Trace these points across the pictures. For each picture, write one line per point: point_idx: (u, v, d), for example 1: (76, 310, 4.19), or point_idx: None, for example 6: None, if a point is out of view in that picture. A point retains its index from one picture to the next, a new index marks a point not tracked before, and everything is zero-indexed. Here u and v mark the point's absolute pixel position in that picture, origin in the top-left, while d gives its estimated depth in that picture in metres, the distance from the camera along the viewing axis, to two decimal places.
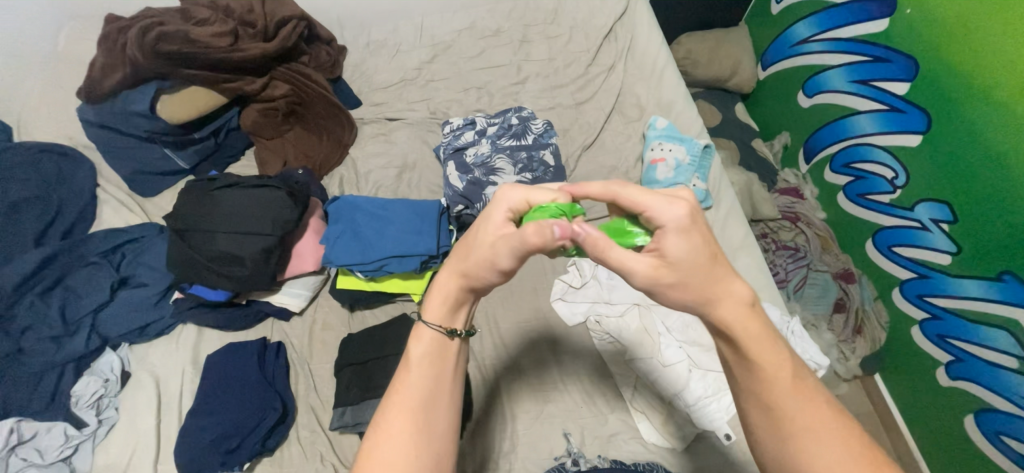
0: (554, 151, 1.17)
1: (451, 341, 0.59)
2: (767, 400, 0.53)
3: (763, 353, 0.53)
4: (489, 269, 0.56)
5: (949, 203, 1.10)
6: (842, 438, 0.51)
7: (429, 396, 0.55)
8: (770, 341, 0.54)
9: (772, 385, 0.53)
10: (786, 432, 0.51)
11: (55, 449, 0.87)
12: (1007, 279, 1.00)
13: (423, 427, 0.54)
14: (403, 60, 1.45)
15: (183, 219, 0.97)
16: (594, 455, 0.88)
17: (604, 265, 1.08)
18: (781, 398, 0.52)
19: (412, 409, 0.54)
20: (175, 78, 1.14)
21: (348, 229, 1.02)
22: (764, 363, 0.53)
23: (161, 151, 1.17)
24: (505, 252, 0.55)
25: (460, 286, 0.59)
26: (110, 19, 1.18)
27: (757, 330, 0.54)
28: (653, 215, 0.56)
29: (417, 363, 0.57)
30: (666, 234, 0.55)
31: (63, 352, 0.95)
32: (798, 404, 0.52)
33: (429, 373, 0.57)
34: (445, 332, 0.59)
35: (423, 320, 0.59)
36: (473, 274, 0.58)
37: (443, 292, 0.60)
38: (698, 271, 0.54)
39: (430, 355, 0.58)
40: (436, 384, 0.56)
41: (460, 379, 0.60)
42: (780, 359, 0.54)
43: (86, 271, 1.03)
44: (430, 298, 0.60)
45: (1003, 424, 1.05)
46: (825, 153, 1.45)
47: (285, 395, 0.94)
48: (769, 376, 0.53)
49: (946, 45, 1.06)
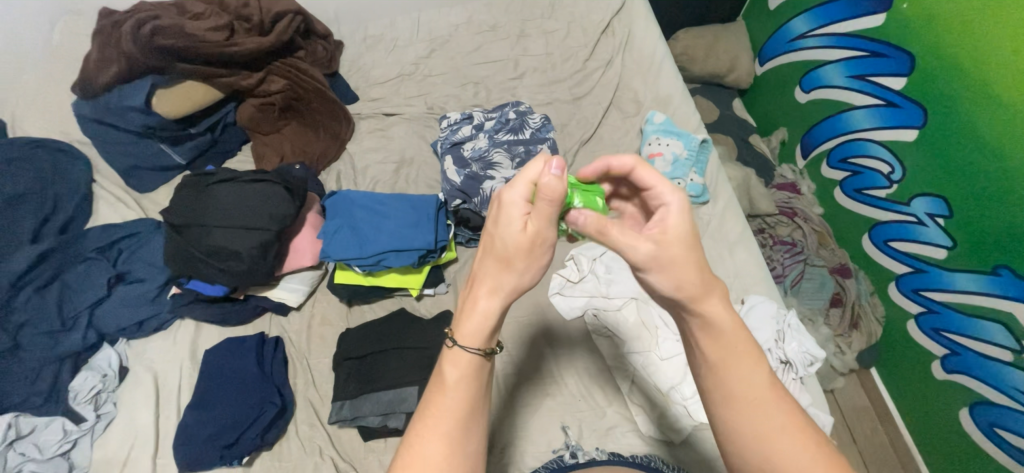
0: (552, 145, 1.17)
1: (487, 361, 0.58)
2: (740, 405, 0.53)
3: (735, 367, 0.54)
4: (538, 253, 0.57)
5: (944, 197, 1.11)
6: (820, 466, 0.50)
7: (465, 417, 0.56)
8: (742, 354, 0.55)
9: (741, 406, 0.53)
10: (759, 452, 0.52)
11: (53, 444, 0.87)
12: (1002, 273, 1.01)
13: (459, 451, 0.55)
14: (400, 55, 1.44)
15: (179, 214, 0.97)
16: (592, 448, 0.89)
17: (602, 259, 1.08)
18: (754, 420, 0.52)
19: (446, 437, 0.54)
20: (170, 72, 1.12)
21: (345, 223, 1.01)
22: (734, 377, 0.54)
23: (157, 147, 1.16)
24: (545, 226, 0.56)
25: (506, 302, 0.58)
26: (105, 14, 1.17)
27: (727, 338, 0.55)
28: (657, 190, 0.60)
29: (454, 385, 0.56)
30: (668, 203, 0.58)
31: (60, 348, 0.95)
32: (773, 424, 0.52)
33: (461, 398, 0.56)
34: (482, 353, 0.57)
35: (459, 345, 0.57)
36: (521, 280, 0.58)
37: (487, 314, 0.57)
38: (690, 298, 0.55)
39: (465, 377, 0.57)
40: (471, 406, 0.56)
41: (487, 395, 0.59)
42: (756, 375, 0.54)
43: (83, 266, 1.03)
44: (462, 324, 0.58)
45: (996, 415, 1.06)
46: (822, 148, 1.46)
47: (283, 390, 0.94)
48: (738, 392, 0.53)
49: (941, 40, 1.07)
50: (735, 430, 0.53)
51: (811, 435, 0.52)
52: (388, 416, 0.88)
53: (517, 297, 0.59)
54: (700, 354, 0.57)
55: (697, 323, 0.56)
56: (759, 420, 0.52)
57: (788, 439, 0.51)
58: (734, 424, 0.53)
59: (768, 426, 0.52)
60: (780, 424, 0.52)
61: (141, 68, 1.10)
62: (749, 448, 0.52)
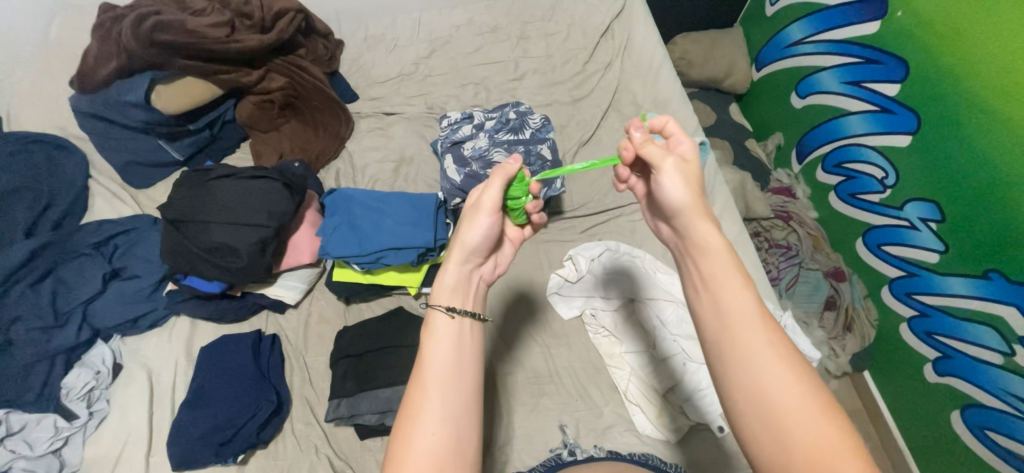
0: (553, 146, 1.16)
1: (452, 319, 0.61)
2: (728, 322, 0.52)
3: (726, 284, 0.54)
4: (478, 213, 0.66)
5: (936, 202, 1.13)
6: (807, 387, 0.47)
7: (451, 375, 0.57)
8: (734, 276, 0.55)
9: (732, 323, 0.52)
10: (741, 369, 0.50)
11: (45, 441, 0.86)
12: (993, 277, 1.02)
13: (449, 410, 0.54)
14: (400, 55, 1.45)
15: (176, 209, 0.96)
16: (591, 445, 0.89)
17: (600, 260, 1.08)
18: (740, 334, 0.51)
19: (427, 390, 0.55)
20: (170, 68, 1.12)
21: (345, 221, 1.01)
22: (725, 296, 0.54)
23: (155, 142, 1.15)
24: (486, 190, 0.67)
25: (461, 258, 0.66)
26: (105, 8, 1.16)
27: (716, 257, 0.56)
28: (677, 136, 0.65)
29: (433, 346, 0.59)
30: (684, 144, 0.64)
31: (53, 343, 0.94)
32: (756, 338, 0.50)
33: (444, 353, 0.59)
34: (447, 311, 0.61)
35: (432, 304, 0.62)
36: (467, 237, 0.66)
37: (449, 273, 0.65)
38: (687, 217, 0.60)
39: (443, 338, 0.60)
40: (455, 365, 0.58)
41: (472, 356, 0.60)
42: (742, 292, 0.54)
43: (77, 262, 1.02)
44: (437, 287, 0.64)
45: (988, 419, 1.07)
46: (816, 154, 1.48)
47: (280, 388, 0.94)
48: (729, 312, 0.53)
49: (934, 48, 1.09)
50: (723, 347, 0.52)
51: (794, 355, 0.50)
52: (385, 414, 0.88)
53: (466, 255, 0.66)
54: (694, 274, 0.58)
55: (692, 242, 0.59)
56: (745, 338, 0.51)
57: (772, 359, 0.49)
58: (720, 339, 0.52)
59: (753, 342, 0.50)
60: (767, 343, 0.50)
61: (141, 63, 1.09)
62: (728, 358, 0.51)
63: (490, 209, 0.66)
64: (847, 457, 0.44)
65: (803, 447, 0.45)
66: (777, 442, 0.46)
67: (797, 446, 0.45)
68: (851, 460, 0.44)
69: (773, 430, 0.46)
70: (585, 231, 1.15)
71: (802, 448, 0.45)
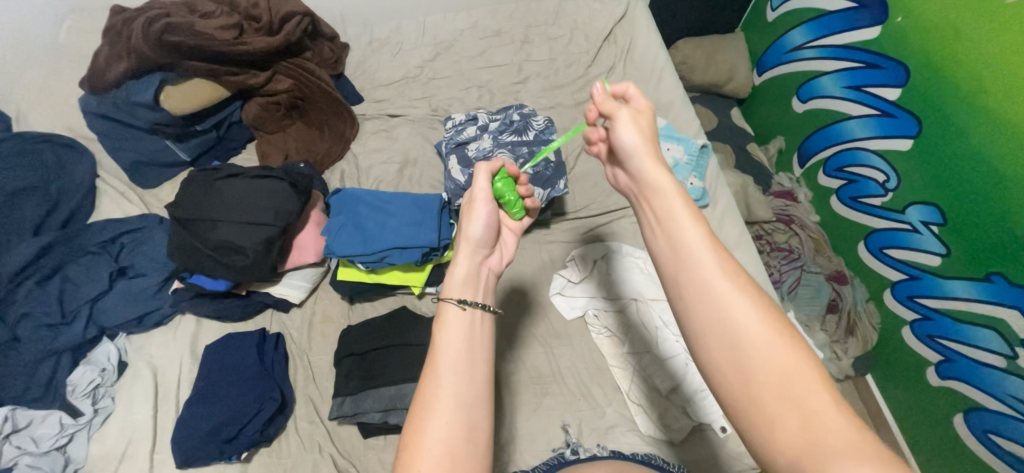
0: (556, 147, 1.17)
1: (464, 310, 0.61)
2: (682, 254, 0.53)
3: (678, 220, 0.55)
4: (476, 205, 0.69)
5: (938, 205, 1.13)
6: (767, 312, 0.47)
7: (466, 364, 0.57)
8: (687, 211, 0.56)
9: (687, 256, 0.52)
10: (699, 301, 0.49)
11: (49, 438, 0.86)
12: (994, 279, 1.03)
13: (463, 399, 0.54)
14: (405, 58, 1.46)
15: (183, 208, 0.97)
16: (593, 445, 0.89)
17: (603, 261, 1.09)
18: (695, 265, 0.51)
19: (439, 379, 0.55)
20: (178, 70, 1.14)
21: (350, 220, 1.02)
22: (680, 230, 0.54)
23: (163, 143, 1.17)
24: (475, 183, 0.71)
25: (467, 250, 0.68)
26: (116, 11, 1.18)
27: (667, 195, 0.58)
28: (632, 92, 0.69)
29: (446, 335, 0.59)
30: (638, 98, 0.68)
31: (60, 340, 0.95)
32: (712, 267, 0.50)
33: (456, 342, 0.59)
34: (458, 303, 0.62)
35: (444, 297, 0.63)
36: (469, 230, 0.68)
37: (459, 267, 0.66)
38: (642, 159, 0.61)
39: (456, 328, 0.60)
40: (468, 354, 0.58)
41: (484, 347, 0.60)
42: (694, 226, 0.54)
43: (84, 260, 1.03)
44: (448, 280, 0.65)
45: (991, 422, 1.07)
46: (818, 157, 1.49)
47: (284, 386, 0.94)
48: (683, 245, 0.53)
49: (933, 52, 1.10)
50: (680, 281, 0.52)
51: (757, 288, 0.49)
52: (388, 412, 0.89)
53: (470, 246, 0.68)
54: (650, 217, 0.59)
55: (645, 187, 0.61)
56: (700, 267, 0.51)
57: (729, 286, 0.49)
58: (678, 272, 0.52)
59: (707, 271, 0.50)
60: (722, 272, 0.50)
61: (151, 64, 1.11)
62: (689, 293, 0.51)
63: (485, 200, 0.69)
64: (812, 384, 0.42)
65: (767, 375, 0.44)
66: (742, 373, 0.45)
67: (761, 376, 0.44)
68: (817, 388, 0.42)
69: (738, 363, 0.45)
70: (588, 233, 1.15)
71: (766, 377, 0.44)
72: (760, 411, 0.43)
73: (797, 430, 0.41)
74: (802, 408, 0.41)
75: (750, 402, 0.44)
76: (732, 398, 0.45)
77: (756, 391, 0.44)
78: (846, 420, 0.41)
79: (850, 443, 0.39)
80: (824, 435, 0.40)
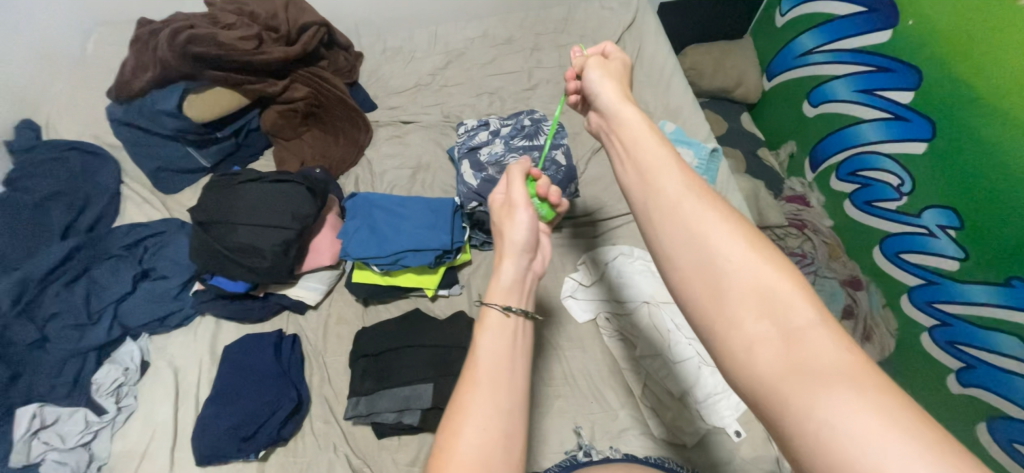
0: (567, 152, 1.18)
1: (509, 317, 0.61)
2: (647, 175, 0.55)
3: (643, 146, 0.58)
4: (515, 211, 0.71)
5: (955, 209, 1.12)
6: (735, 224, 0.48)
7: (506, 372, 0.56)
8: (651, 139, 0.59)
9: (653, 177, 0.54)
10: (668, 219, 0.51)
11: (75, 435, 0.89)
12: (1014, 284, 1.01)
13: (503, 405, 0.53)
14: (418, 66, 1.49)
15: (206, 211, 1.00)
16: (606, 447, 0.89)
17: (617, 264, 1.09)
18: (661, 185, 0.53)
19: (479, 385, 0.54)
20: (201, 79, 1.17)
21: (365, 224, 1.04)
22: (645, 156, 0.57)
23: (184, 150, 1.20)
24: (512, 189, 0.73)
25: (511, 255, 0.68)
26: (143, 23, 1.22)
27: (632, 123, 0.62)
28: (611, 52, 0.78)
29: (486, 342, 0.59)
30: (616, 56, 0.77)
31: (85, 341, 0.97)
32: (676, 185, 0.52)
33: (496, 349, 0.58)
34: (503, 309, 0.61)
35: (488, 302, 0.62)
36: (512, 235, 0.69)
37: (504, 274, 0.66)
38: (610, 96, 0.67)
39: (496, 334, 0.59)
40: (509, 361, 0.58)
41: (522, 356, 0.60)
42: (658, 150, 0.57)
43: (108, 263, 1.06)
44: (493, 286, 0.65)
45: (1015, 430, 1.05)
46: (830, 161, 1.48)
47: (300, 386, 0.96)
48: (649, 168, 0.56)
49: (947, 56, 1.09)
50: (647, 202, 0.54)
51: (739, 215, 0.49)
52: (403, 412, 0.90)
53: (517, 251, 0.68)
54: (618, 149, 0.62)
55: (612, 120, 0.65)
56: (665, 186, 0.53)
57: (695, 201, 0.50)
58: (645, 195, 0.54)
59: (671, 189, 0.52)
60: (687, 190, 0.52)
61: (175, 74, 1.15)
62: (663, 218, 0.51)
63: (524, 204, 0.71)
64: (783, 287, 0.43)
65: (748, 297, 0.43)
66: (714, 285, 0.45)
67: (741, 297, 0.43)
68: (796, 302, 0.42)
69: (710, 274, 0.46)
70: (599, 236, 1.16)
71: (739, 286, 0.44)
72: (741, 334, 0.42)
73: (779, 352, 0.40)
74: (784, 327, 0.41)
75: (729, 325, 0.43)
76: (712, 322, 0.45)
77: (738, 314, 0.43)
78: (829, 336, 0.40)
79: (833, 360, 0.38)
80: (806, 353, 0.39)
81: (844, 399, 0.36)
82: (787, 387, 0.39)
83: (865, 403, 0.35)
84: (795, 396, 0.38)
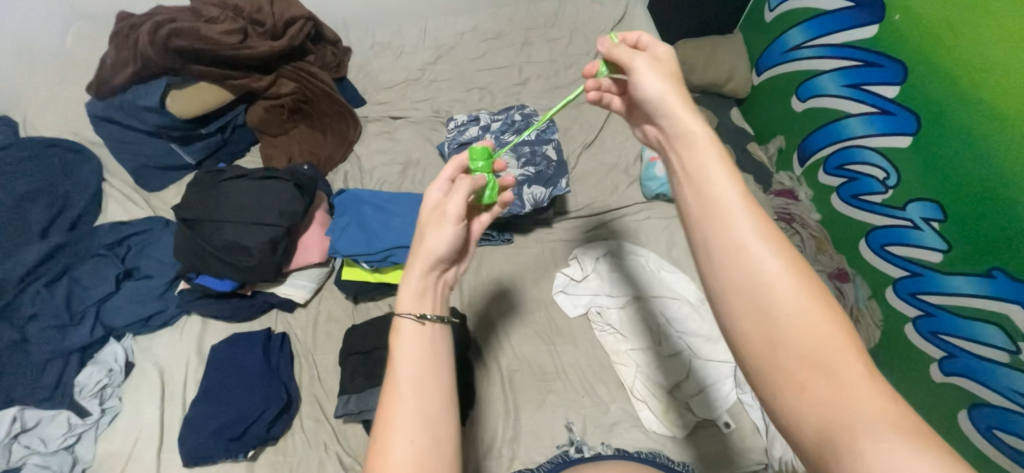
0: (557, 147, 1.18)
1: (424, 326, 0.60)
2: (710, 208, 0.52)
3: (708, 172, 0.54)
4: (440, 220, 0.66)
5: (939, 202, 1.14)
6: (795, 269, 0.47)
7: (428, 379, 0.56)
8: (718, 165, 0.55)
9: (717, 211, 0.52)
10: (731, 257, 0.49)
11: (58, 437, 0.87)
12: (996, 275, 1.03)
13: (427, 412, 0.54)
14: (407, 61, 1.48)
15: (191, 209, 0.99)
16: (598, 442, 0.89)
17: (604, 260, 1.10)
18: (727, 222, 0.51)
19: (401, 397, 0.54)
20: (185, 74, 1.15)
21: (354, 220, 1.03)
22: (711, 186, 0.53)
23: (168, 146, 1.18)
24: (449, 199, 0.68)
25: (427, 265, 0.64)
26: (122, 16, 1.19)
27: (697, 143, 0.57)
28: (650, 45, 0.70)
29: (403, 352, 0.58)
30: (659, 46, 0.68)
31: (67, 341, 0.95)
32: (745, 224, 0.50)
33: (416, 358, 0.57)
34: (417, 318, 0.60)
35: (398, 312, 0.60)
36: (430, 245, 0.64)
37: (411, 282, 0.62)
38: (668, 107, 0.61)
39: (411, 342, 0.59)
40: (432, 367, 0.57)
41: (444, 358, 0.59)
42: (729, 179, 0.53)
43: (91, 263, 1.04)
44: (402, 293, 0.62)
45: (997, 418, 1.07)
46: (818, 156, 1.49)
47: (289, 385, 0.95)
48: (714, 199, 0.52)
49: (932, 51, 1.11)
50: (710, 238, 0.51)
51: (798, 257, 0.48)
52: None
53: (432, 262, 0.64)
54: (681, 174, 0.58)
55: (676, 137, 0.60)
56: (731, 224, 0.50)
57: (759, 242, 0.49)
58: (706, 230, 0.52)
59: (739, 227, 0.50)
60: (753, 229, 0.50)
61: (157, 69, 1.12)
62: (726, 258, 0.49)
63: (457, 217, 0.66)
64: (835, 338, 0.44)
65: (801, 344, 0.44)
66: (769, 330, 0.45)
67: (797, 345, 0.44)
68: (847, 354, 0.43)
69: (765, 319, 0.46)
70: (590, 230, 1.16)
71: (797, 334, 0.44)
72: (785, 377, 0.44)
73: (824, 396, 0.42)
74: (834, 377, 0.42)
75: (778, 367, 0.44)
76: (761, 364, 0.46)
77: (789, 359, 0.44)
78: (875, 386, 0.42)
79: (877, 407, 0.40)
80: (853, 401, 0.41)
81: (888, 449, 0.38)
82: (835, 432, 0.40)
83: (908, 452, 0.37)
84: (844, 443, 0.40)
